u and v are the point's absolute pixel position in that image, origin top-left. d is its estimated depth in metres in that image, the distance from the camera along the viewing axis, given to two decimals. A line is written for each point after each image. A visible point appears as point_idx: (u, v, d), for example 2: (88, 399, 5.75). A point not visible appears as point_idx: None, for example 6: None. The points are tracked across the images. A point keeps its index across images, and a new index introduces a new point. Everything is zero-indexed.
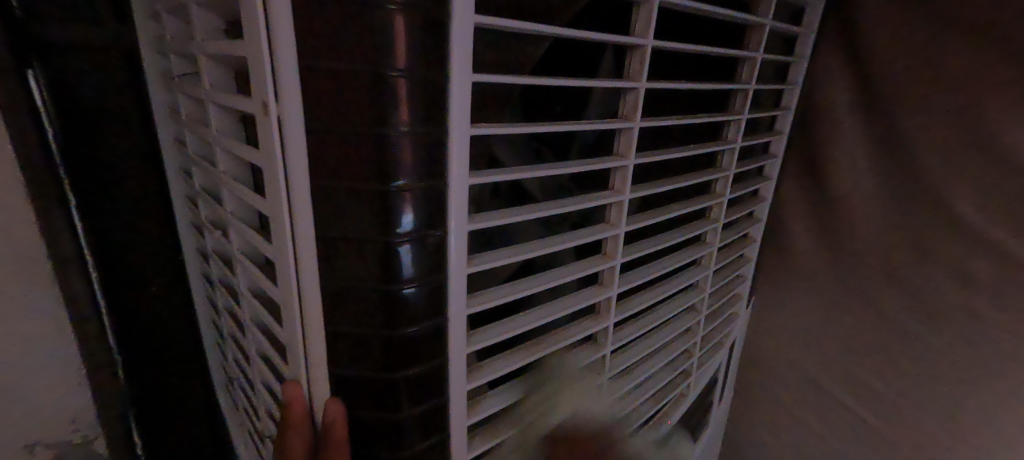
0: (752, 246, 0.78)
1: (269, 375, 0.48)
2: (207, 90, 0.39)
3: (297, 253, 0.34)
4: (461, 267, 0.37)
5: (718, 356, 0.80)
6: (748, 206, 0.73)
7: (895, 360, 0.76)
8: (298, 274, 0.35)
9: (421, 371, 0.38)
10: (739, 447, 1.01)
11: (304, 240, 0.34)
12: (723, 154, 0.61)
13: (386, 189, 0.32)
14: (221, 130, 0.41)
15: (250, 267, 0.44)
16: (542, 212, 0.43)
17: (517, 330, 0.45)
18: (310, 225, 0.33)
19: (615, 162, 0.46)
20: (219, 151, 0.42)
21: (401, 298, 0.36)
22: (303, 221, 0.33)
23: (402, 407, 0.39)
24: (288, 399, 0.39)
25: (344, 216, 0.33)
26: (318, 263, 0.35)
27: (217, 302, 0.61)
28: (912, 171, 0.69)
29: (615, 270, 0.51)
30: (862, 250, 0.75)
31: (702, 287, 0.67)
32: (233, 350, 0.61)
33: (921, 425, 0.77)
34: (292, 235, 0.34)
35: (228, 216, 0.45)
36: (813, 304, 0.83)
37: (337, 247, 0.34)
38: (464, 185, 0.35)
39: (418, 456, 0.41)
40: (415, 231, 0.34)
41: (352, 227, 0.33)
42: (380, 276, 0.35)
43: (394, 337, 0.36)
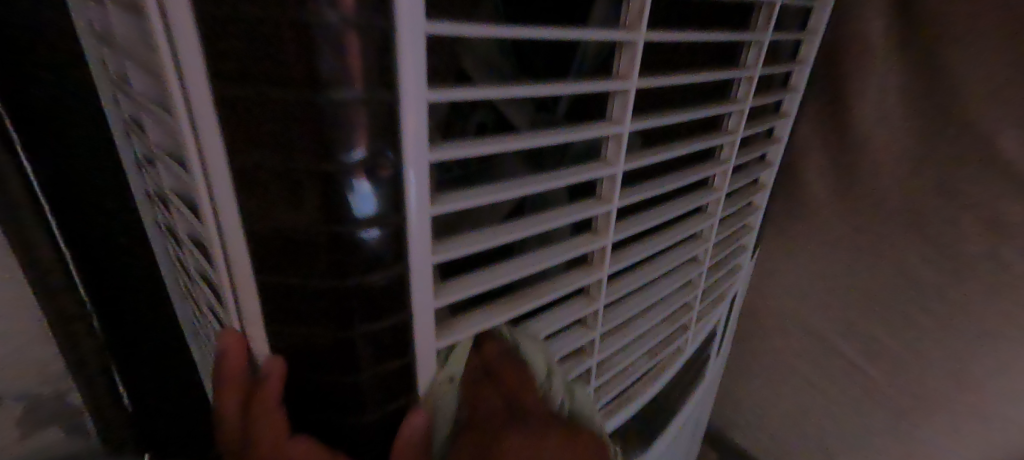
0: (762, 192, 0.72)
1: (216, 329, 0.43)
2: None
3: (213, 183, 0.28)
4: (424, 207, 0.31)
5: (718, 309, 0.75)
6: (762, 146, 0.66)
7: (906, 312, 0.72)
8: (217, 210, 0.29)
9: (379, 330, 0.33)
10: (735, 398, 0.99)
11: (218, 167, 0.27)
12: (739, 83, 0.54)
13: (316, 102, 0.25)
14: (129, 37, 0.33)
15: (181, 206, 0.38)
16: (525, 142, 0.36)
17: (498, 279, 0.39)
18: (222, 149, 0.27)
19: (614, 83, 0.38)
20: (132, 66, 0.35)
21: (348, 242, 0.29)
22: (214, 144, 0.27)
23: (360, 367, 0.33)
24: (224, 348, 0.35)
25: (264, 138, 0.26)
26: (238, 199, 0.28)
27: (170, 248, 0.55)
28: (949, 103, 0.61)
29: (612, 215, 0.44)
30: (882, 194, 0.69)
31: (706, 237, 0.61)
32: (190, 300, 0.56)
33: (927, 379, 0.73)
34: (205, 161, 0.28)
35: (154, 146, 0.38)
36: (823, 253, 0.78)
37: (259, 178, 0.27)
38: (422, 103, 0.28)
39: (381, 415, 0.36)
40: (361, 159, 0.27)
41: (278, 153, 0.27)
42: (320, 214, 0.28)
43: (341, 288, 0.30)
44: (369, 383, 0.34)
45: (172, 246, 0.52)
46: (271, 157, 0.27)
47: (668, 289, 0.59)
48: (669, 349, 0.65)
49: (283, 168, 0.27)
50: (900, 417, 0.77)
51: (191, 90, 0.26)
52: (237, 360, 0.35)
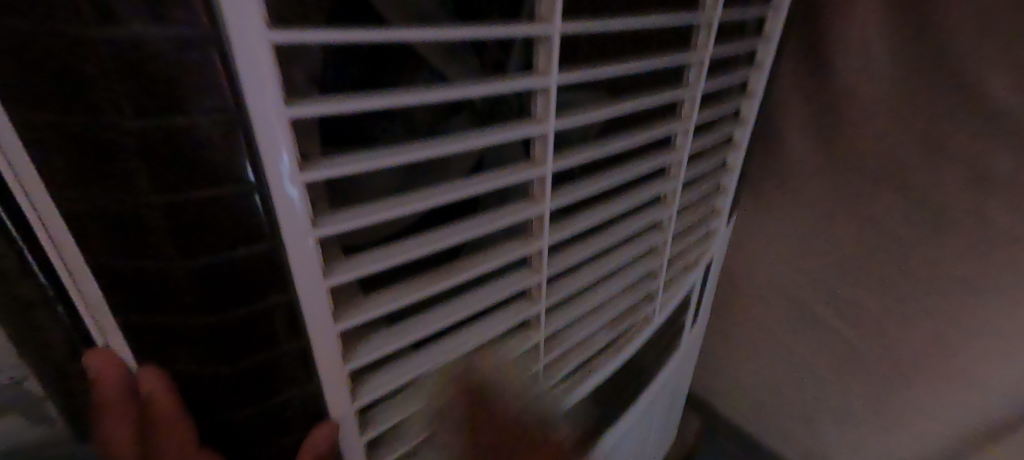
0: (736, 152, 0.67)
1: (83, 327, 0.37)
2: None
3: (7, 153, 0.23)
4: (290, 172, 0.26)
5: (691, 276, 0.71)
6: (733, 100, 0.61)
7: (887, 274, 0.68)
8: (20, 185, 0.24)
9: (258, 311, 0.29)
10: (716, 366, 0.97)
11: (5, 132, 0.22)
12: (698, 30, 0.49)
13: (117, 36, 0.20)
14: None
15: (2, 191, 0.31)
16: (426, 96, 0.31)
17: (411, 254, 0.34)
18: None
19: (533, 26, 0.33)
20: None
21: (204, 211, 0.25)
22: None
23: (247, 353, 0.30)
24: (93, 376, 0.29)
25: (54, 91, 0.21)
26: (38, 171, 0.23)
27: None
28: (935, 45, 0.56)
29: (547, 180, 0.40)
30: (863, 149, 0.64)
31: (670, 202, 0.57)
32: None
33: (906, 344, 0.70)
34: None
35: None
36: (803, 216, 0.73)
37: (61, 143, 0.22)
38: (267, 45, 0.22)
39: (281, 406, 0.33)
40: (196, 110, 0.23)
41: (79, 105, 0.22)
42: (157, 180, 0.24)
43: (196, 269, 0.26)
44: (254, 375, 0.31)
45: None
46: (68, 114, 0.22)
47: (627, 258, 0.55)
48: (633, 319, 0.62)
49: (92, 127, 0.22)
50: (880, 383, 0.74)
51: None
52: (118, 385, 0.30)
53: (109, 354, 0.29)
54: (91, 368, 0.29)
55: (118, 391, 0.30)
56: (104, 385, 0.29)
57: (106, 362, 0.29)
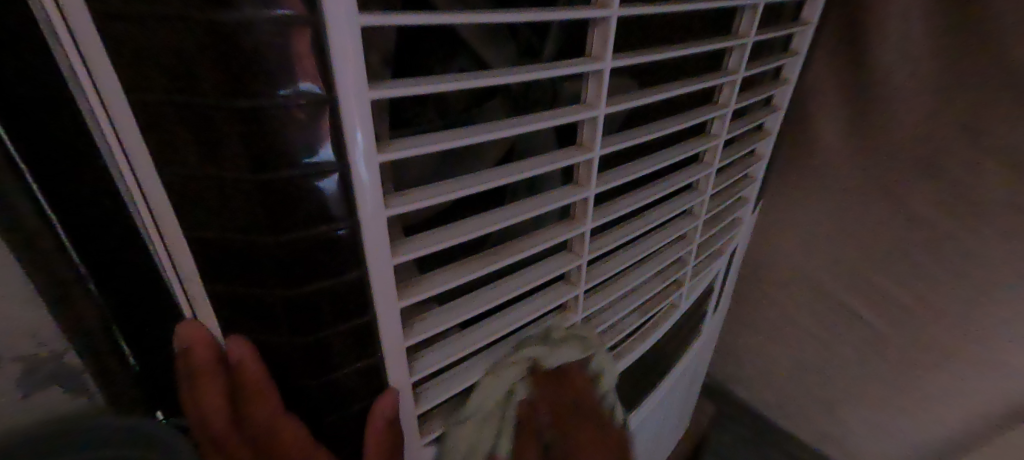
0: (767, 140, 0.67)
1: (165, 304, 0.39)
2: None
3: (119, 131, 0.25)
4: (370, 152, 0.27)
5: (717, 263, 0.72)
6: (768, 88, 0.61)
7: (914, 262, 0.69)
8: (129, 160, 0.26)
9: (329, 286, 0.30)
10: (733, 352, 0.98)
11: (119, 111, 0.24)
12: (741, 16, 0.49)
13: (223, 23, 0.21)
14: None
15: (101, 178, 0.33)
16: (490, 80, 0.32)
17: (468, 233, 0.36)
18: (115, 87, 0.23)
19: (592, 11, 0.34)
20: None
21: (292, 190, 0.27)
22: (111, 86, 0.23)
23: (320, 325, 0.31)
24: (183, 347, 0.32)
25: (165, 74, 0.23)
26: (149, 147, 0.25)
27: None
28: (976, 34, 0.57)
29: (594, 164, 0.41)
30: (896, 137, 0.65)
31: (703, 188, 0.58)
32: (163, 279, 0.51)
33: (930, 330, 0.71)
34: (104, 105, 0.24)
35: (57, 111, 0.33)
36: (830, 204, 0.74)
37: (169, 123, 0.24)
38: (355, 30, 0.24)
39: (347, 378, 0.35)
40: (290, 94, 0.24)
41: (185, 88, 0.23)
42: (251, 160, 0.25)
43: (278, 245, 0.28)
44: (325, 347, 0.32)
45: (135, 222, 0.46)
46: (176, 96, 0.23)
47: (660, 243, 0.56)
48: (662, 304, 0.63)
49: (193, 109, 0.24)
50: (901, 369, 0.76)
51: (71, 21, 0.22)
52: (208, 354, 0.32)
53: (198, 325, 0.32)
54: (182, 339, 0.32)
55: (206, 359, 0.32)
56: (194, 354, 0.32)
57: (194, 334, 0.32)
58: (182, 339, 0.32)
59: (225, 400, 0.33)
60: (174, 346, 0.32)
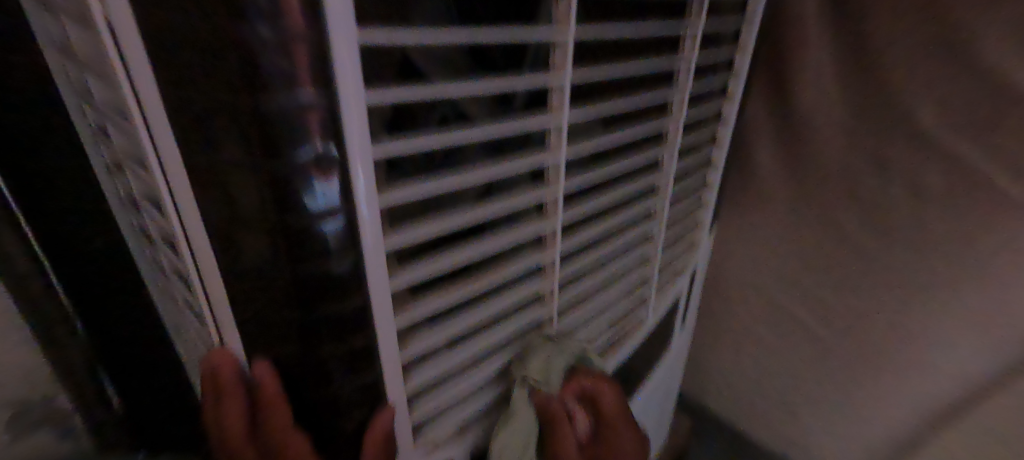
0: (714, 171, 0.76)
1: (199, 338, 0.45)
2: (83, 62, 0.36)
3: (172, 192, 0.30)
4: (374, 201, 0.33)
5: (678, 283, 0.80)
6: (712, 127, 0.70)
7: (848, 275, 0.77)
8: (178, 213, 0.31)
9: (336, 310, 0.36)
10: (703, 367, 1.05)
11: (176, 176, 0.29)
12: (680, 70, 0.58)
13: (263, 108, 0.29)
14: (103, 100, 0.37)
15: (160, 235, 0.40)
16: (467, 135, 0.38)
17: (452, 262, 0.42)
18: (175, 154, 0.29)
19: (549, 77, 0.41)
20: (113, 129, 0.38)
21: (312, 231, 0.33)
22: (170, 154, 0.29)
23: (324, 344, 0.37)
24: (214, 371, 0.37)
25: (219, 146, 0.30)
26: (197, 202, 0.30)
27: (163, 291, 0.55)
28: (877, 81, 0.67)
29: (558, 199, 0.48)
30: (823, 167, 0.74)
31: (658, 216, 0.65)
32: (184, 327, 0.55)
33: (870, 337, 0.78)
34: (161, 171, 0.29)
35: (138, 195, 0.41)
36: (774, 228, 0.83)
37: (216, 179, 0.31)
38: (361, 105, 0.29)
39: (350, 392, 0.40)
40: (312, 157, 0.31)
41: (233, 155, 0.30)
42: (277, 207, 0.32)
43: (296, 273, 0.35)
44: (331, 362, 0.38)
45: (164, 278, 0.52)
46: (225, 160, 0.30)
47: (622, 266, 0.63)
48: (629, 321, 0.70)
49: (237, 165, 0.31)
50: (848, 375, 0.83)
51: (143, 104, 0.27)
52: (239, 374, 0.37)
53: (227, 353, 0.36)
54: (214, 364, 0.37)
55: (232, 381, 0.37)
56: (221, 377, 0.37)
57: (223, 358, 0.37)
58: (213, 363, 0.37)
59: (247, 415, 0.38)
60: (205, 367, 0.37)
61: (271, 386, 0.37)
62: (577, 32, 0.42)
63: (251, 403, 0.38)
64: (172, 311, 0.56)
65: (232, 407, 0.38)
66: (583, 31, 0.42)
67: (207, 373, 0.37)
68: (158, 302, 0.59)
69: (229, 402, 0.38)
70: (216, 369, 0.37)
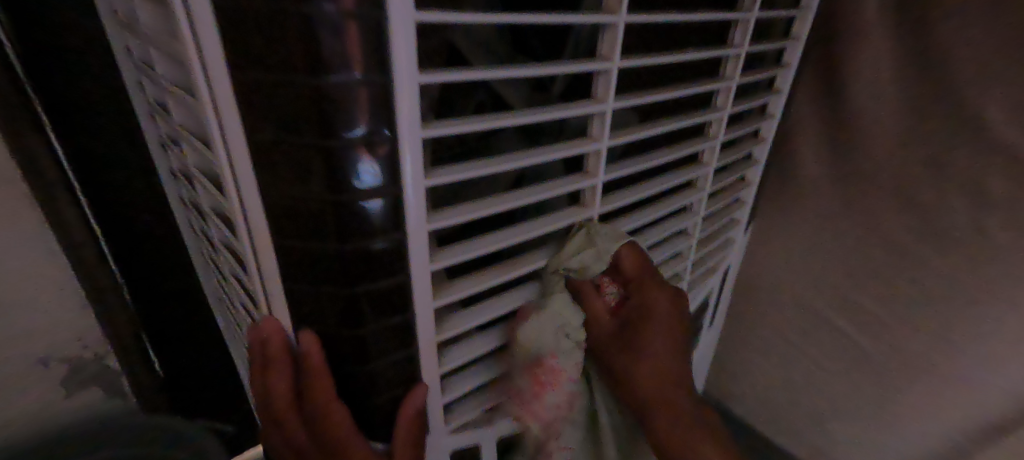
0: (755, 168, 0.74)
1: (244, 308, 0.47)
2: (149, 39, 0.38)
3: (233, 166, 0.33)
4: (419, 178, 0.34)
5: (710, 280, 0.79)
6: (755, 122, 0.68)
7: (891, 280, 0.75)
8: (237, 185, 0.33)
9: (377, 289, 0.37)
10: (730, 368, 1.03)
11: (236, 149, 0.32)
12: (727, 61, 0.56)
13: (320, 85, 0.29)
14: (167, 77, 0.39)
15: (214, 207, 0.42)
16: (512, 120, 0.39)
17: (490, 246, 0.42)
18: (237, 130, 0.31)
19: (597, 63, 0.41)
20: (174, 105, 0.40)
21: (358, 211, 0.34)
22: (233, 128, 0.31)
23: (365, 321, 0.38)
24: (264, 338, 0.39)
25: (276, 121, 0.31)
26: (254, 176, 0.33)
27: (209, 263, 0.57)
28: (937, 78, 0.64)
29: (597, 188, 0.48)
30: (872, 167, 0.72)
31: (695, 211, 0.64)
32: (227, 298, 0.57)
33: (911, 346, 0.76)
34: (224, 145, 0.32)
35: (193, 169, 0.43)
36: (814, 228, 0.81)
37: (272, 157, 0.32)
38: (414, 86, 0.31)
39: (387, 368, 0.41)
40: (363, 135, 0.31)
41: (289, 131, 0.31)
42: (328, 184, 0.32)
43: (342, 251, 0.35)
44: (369, 339, 0.39)
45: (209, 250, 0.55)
46: (280, 136, 0.31)
47: (656, 260, 0.63)
48: None
49: (290, 148, 0.31)
50: (884, 383, 0.81)
51: (213, 81, 0.30)
52: (285, 345, 0.39)
53: (275, 323, 0.39)
54: (263, 333, 0.39)
55: (280, 349, 0.39)
56: (270, 344, 0.39)
57: (272, 327, 0.39)
58: (263, 332, 0.39)
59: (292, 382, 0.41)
60: (256, 335, 0.39)
61: (314, 360, 0.39)
62: (628, 19, 0.41)
63: (296, 371, 0.40)
64: (219, 282, 0.58)
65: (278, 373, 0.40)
66: (634, 17, 0.41)
67: (257, 341, 0.40)
68: (201, 271, 0.62)
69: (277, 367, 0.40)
70: (265, 337, 0.39)
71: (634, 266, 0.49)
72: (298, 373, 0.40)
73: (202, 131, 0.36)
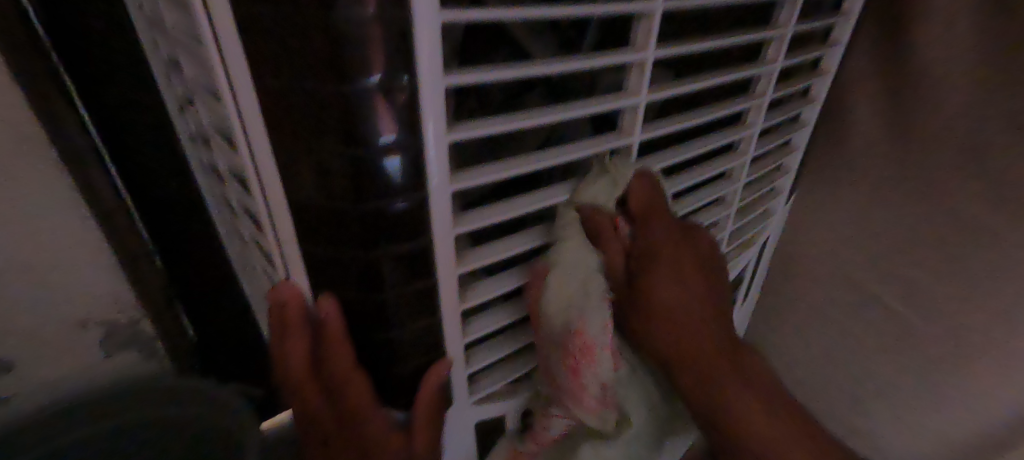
0: (802, 132, 0.69)
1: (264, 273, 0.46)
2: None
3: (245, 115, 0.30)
4: (439, 131, 0.32)
5: (747, 252, 0.75)
6: (807, 79, 0.62)
7: (946, 257, 0.68)
8: (248, 140, 0.31)
9: (396, 253, 0.35)
10: (763, 345, 0.99)
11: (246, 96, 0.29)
12: (782, 8, 0.51)
13: (329, 24, 0.26)
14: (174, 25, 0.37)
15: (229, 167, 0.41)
16: (542, 67, 0.35)
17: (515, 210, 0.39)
18: (246, 77, 0.29)
19: (637, 5, 0.37)
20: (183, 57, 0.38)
21: (375, 168, 0.31)
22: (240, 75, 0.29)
23: (386, 287, 0.36)
24: (283, 301, 0.38)
25: (283, 67, 0.28)
26: (265, 129, 0.30)
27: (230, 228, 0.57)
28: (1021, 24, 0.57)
29: (633, 149, 0.44)
30: (936, 128, 0.66)
31: (736, 177, 0.60)
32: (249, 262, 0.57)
33: (963, 331, 0.69)
34: (234, 92, 0.30)
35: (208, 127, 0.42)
36: (865, 197, 0.75)
37: (283, 106, 0.29)
38: (436, 23, 0.28)
39: (408, 336, 0.39)
40: (379, 82, 0.28)
41: (297, 78, 0.28)
42: (343, 138, 0.30)
43: (360, 212, 0.33)
44: (388, 306, 0.37)
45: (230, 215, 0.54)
46: (287, 83, 0.28)
47: (693, 229, 0.59)
48: None
49: (300, 97, 0.29)
50: (929, 370, 0.74)
51: (217, 25, 0.28)
52: (303, 309, 0.37)
53: (294, 286, 0.37)
54: (282, 295, 0.37)
55: (297, 314, 0.38)
56: (289, 309, 0.37)
57: (291, 289, 0.37)
58: (282, 294, 0.37)
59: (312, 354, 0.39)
60: (274, 298, 0.38)
61: (335, 326, 0.37)
62: None
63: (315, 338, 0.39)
64: (241, 249, 0.57)
65: (295, 340, 0.39)
66: None
67: (275, 305, 0.38)
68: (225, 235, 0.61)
69: (293, 333, 0.39)
70: (284, 300, 0.38)
71: (641, 196, 0.44)
72: (316, 338, 0.39)
73: (211, 84, 0.34)
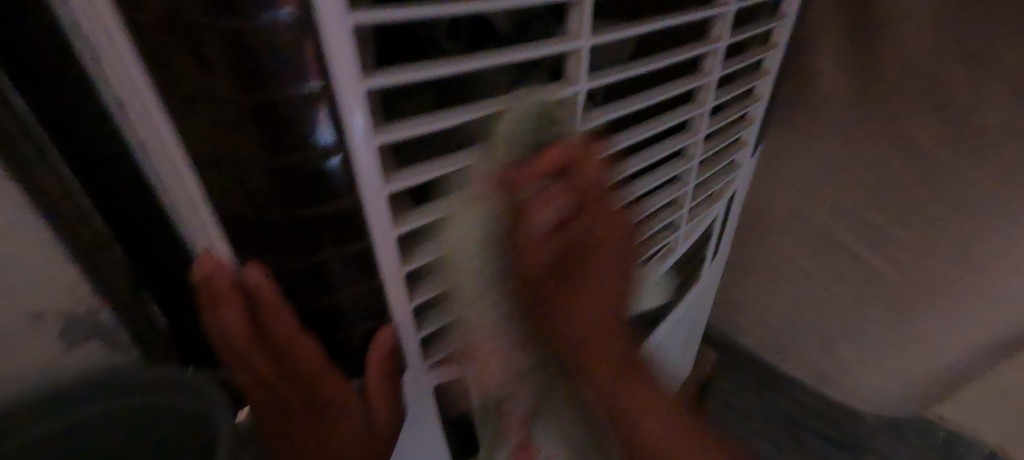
0: (765, 79, 0.67)
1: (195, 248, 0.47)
2: None
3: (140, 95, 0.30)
4: (354, 80, 0.28)
5: (715, 207, 0.73)
6: (767, 21, 0.60)
7: (913, 196, 0.69)
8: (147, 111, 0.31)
9: (325, 213, 0.36)
10: (735, 301, 0.99)
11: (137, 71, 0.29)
12: None
13: None
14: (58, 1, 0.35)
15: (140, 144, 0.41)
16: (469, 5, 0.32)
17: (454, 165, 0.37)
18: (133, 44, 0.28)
19: None
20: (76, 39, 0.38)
21: (289, 123, 0.31)
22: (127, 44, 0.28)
23: (323, 244, 0.37)
24: (207, 276, 0.39)
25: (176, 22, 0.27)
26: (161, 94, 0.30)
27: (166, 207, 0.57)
28: None
29: (580, 97, 0.41)
30: (899, 68, 0.65)
31: (696, 128, 0.58)
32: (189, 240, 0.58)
33: (930, 265, 0.71)
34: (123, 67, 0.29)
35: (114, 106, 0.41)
36: (830, 144, 0.74)
37: (177, 74, 0.29)
38: None
39: (350, 291, 0.41)
40: (283, 25, 0.27)
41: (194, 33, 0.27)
42: (252, 92, 0.29)
43: (281, 168, 0.33)
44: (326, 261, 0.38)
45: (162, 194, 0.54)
46: (182, 40, 0.28)
47: (652, 184, 0.57)
48: (658, 245, 0.65)
49: (199, 53, 0.28)
50: (899, 306, 0.76)
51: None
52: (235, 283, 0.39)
53: (216, 258, 0.39)
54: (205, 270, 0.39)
55: (224, 287, 0.39)
56: (214, 282, 0.39)
57: (213, 261, 0.39)
58: (204, 270, 0.39)
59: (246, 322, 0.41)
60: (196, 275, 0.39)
61: (267, 291, 0.39)
62: None
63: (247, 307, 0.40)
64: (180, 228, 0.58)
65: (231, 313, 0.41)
66: None
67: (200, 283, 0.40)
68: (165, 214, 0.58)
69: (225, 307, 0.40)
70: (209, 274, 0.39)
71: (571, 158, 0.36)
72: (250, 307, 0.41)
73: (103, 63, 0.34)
